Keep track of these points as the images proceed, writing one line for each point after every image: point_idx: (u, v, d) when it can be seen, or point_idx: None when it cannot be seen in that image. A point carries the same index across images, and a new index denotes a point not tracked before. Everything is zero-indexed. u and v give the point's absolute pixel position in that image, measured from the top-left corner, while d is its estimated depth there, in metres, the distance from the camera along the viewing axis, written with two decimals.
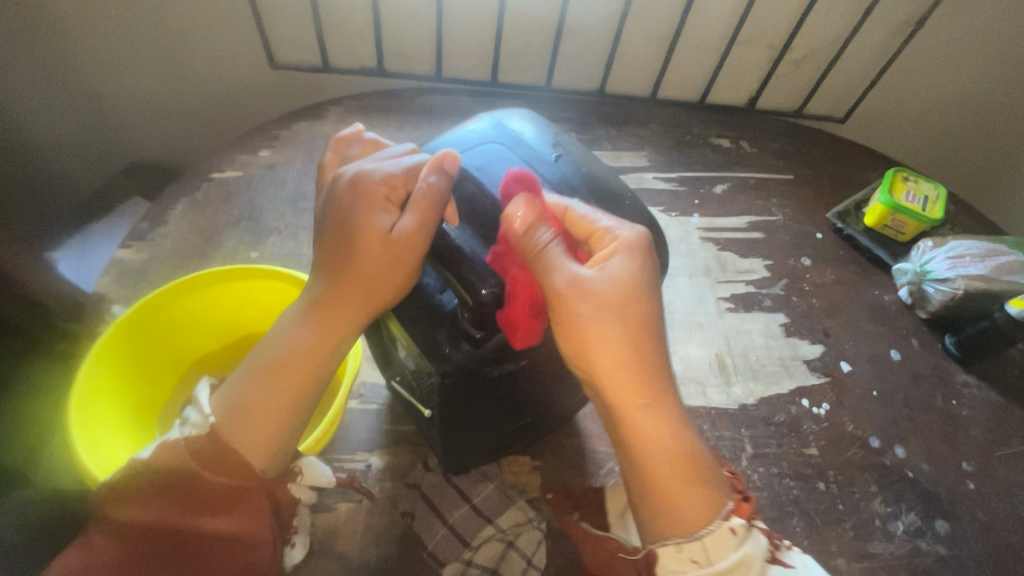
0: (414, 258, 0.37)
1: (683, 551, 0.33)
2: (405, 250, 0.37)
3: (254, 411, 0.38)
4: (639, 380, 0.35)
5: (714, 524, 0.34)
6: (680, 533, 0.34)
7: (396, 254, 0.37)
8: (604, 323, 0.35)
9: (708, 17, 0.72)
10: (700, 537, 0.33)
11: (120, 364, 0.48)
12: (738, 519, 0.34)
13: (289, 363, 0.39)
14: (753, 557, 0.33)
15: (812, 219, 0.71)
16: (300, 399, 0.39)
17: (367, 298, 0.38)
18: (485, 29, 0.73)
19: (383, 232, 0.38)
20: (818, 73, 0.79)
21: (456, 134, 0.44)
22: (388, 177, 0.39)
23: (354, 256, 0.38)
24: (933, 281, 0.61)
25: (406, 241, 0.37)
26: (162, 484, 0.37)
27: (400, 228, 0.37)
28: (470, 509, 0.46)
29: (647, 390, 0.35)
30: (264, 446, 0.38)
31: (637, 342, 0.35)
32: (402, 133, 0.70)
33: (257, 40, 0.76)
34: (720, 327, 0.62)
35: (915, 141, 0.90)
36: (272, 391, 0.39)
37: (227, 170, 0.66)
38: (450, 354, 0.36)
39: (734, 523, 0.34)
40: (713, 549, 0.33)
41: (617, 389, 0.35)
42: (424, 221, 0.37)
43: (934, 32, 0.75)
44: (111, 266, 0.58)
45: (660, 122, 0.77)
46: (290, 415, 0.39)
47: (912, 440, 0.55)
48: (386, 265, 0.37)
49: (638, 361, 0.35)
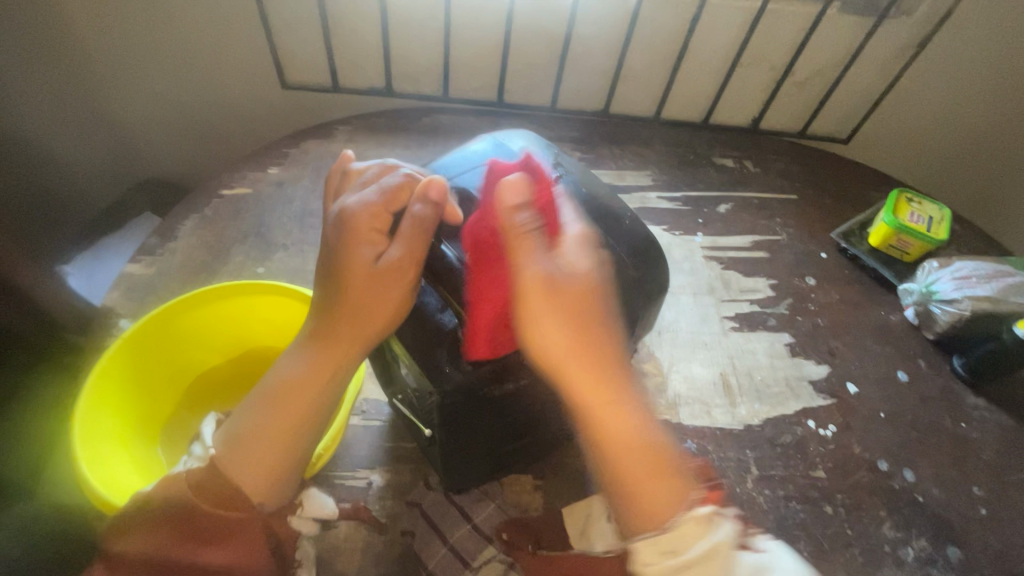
0: (405, 285, 0.38)
1: (658, 544, 0.34)
2: (400, 281, 0.37)
3: (255, 441, 0.38)
4: (593, 363, 0.36)
5: (677, 513, 0.35)
6: (654, 511, 0.35)
7: (388, 285, 0.37)
8: (565, 301, 0.35)
9: (711, 39, 0.73)
10: (668, 527, 0.34)
11: (122, 380, 0.48)
12: (705, 506, 0.35)
13: (287, 391, 0.39)
14: (726, 544, 0.34)
15: (816, 238, 0.71)
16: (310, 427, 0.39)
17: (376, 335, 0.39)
18: (491, 52, 0.75)
19: (371, 267, 0.37)
20: (821, 94, 0.79)
21: (455, 157, 0.45)
22: (369, 207, 0.38)
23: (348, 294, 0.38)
24: (939, 302, 0.61)
25: (396, 271, 0.37)
26: (160, 520, 0.37)
27: (387, 259, 0.37)
28: (471, 528, 0.47)
29: (606, 372, 0.36)
30: (262, 476, 0.38)
31: (594, 322, 0.36)
32: (408, 151, 0.72)
33: (269, 62, 0.78)
34: (725, 346, 0.61)
35: (917, 162, 0.90)
36: (272, 421, 0.38)
37: (237, 187, 0.67)
38: (450, 373, 0.36)
39: (701, 511, 0.35)
40: (683, 539, 0.34)
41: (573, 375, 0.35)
42: (411, 250, 0.37)
43: (936, 55, 0.76)
44: (120, 281, 0.59)
45: (664, 142, 0.78)
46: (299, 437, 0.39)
47: (922, 462, 0.55)
48: (375, 296, 0.37)
49: (599, 351, 0.36)
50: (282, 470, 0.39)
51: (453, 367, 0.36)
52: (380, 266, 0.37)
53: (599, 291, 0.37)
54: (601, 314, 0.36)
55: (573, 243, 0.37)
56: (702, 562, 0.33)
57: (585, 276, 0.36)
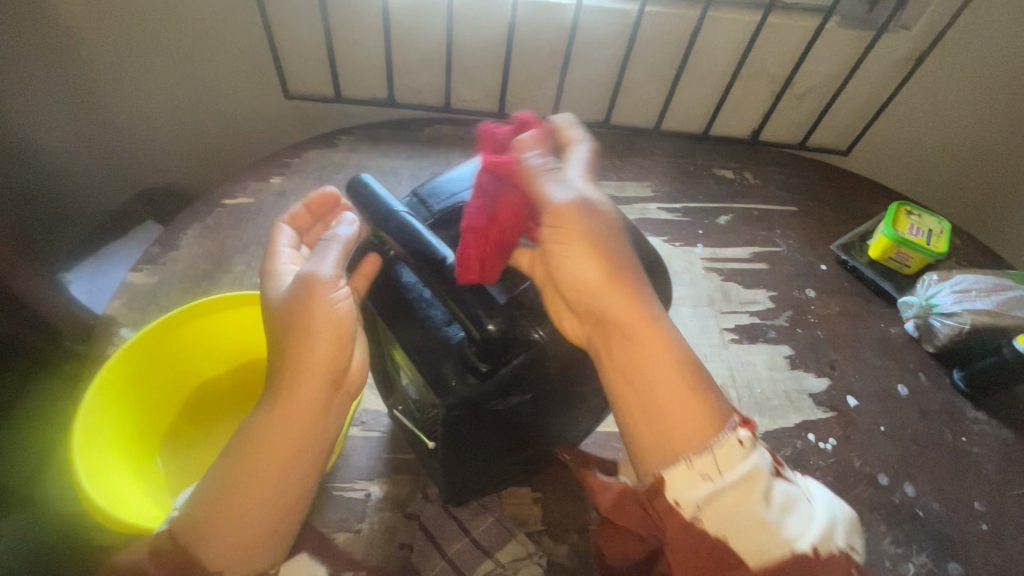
0: (321, 294, 0.40)
1: (698, 468, 0.36)
2: (318, 291, 0.40)
3: (218, 507, 0.38)
4: (623, 292, 0.39)
5: (719, 436, 0.36)
6: (682, 429, 0.36)
7: (308, 291, 0.40)
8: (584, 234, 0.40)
9: (711, 52, 0.73)
10: (708, 448, 0.36)
11: (124, 389, 0.48)
12: (745, 432, 0.37)
13: (251, 453, 0.38)
14: (762, 469, 0.36)
15: (816, 250, 0.71)
16: (316, 453, 0.40)
17: (322, 341, 0.40)
18: (493, 63, 0.75)
19: (288, 295, 0.41)
20: (820, 107, 0.80)
21: (465, 170, 0.46)
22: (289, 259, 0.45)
23: (276, 324, 0.41)
24: (939, 315, 0.61)
25: (310, 283, 0.40)
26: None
27: (301, 274, 0.41)
28: (469, 542, 0.46)
29: (630, 300, 0.39)
30: (225, 544, 0.38)
31: (613, 255, 0.40)
32: (410, 162, 0.73)
33: (273, 72, 0.78)
34: (724, 358, 0.61)
35: (916, 174, 0.91)
36: (234, 486, 0.38)
37: (239, 197, 0.68)
38: (456, 387, 0.36)
39: (742, 435, 0.36)
40: (723, 461, 0.35)
41: (610, 293, 0.39)
42: (322, 259, 0.42)
43: (935, 69, 0.77)
44: (122, 290, 0.59)
45: (664, 153, 0.79)
46: (301, 466, 0.39)
47: (922, 477, 0.54)
48: (298, 310, 0.40)
49: (628, 267, 0.40)
50: (248, 539, 0.38)
51: (460, 383, 0.36)
52: (296, 290, 0.40)
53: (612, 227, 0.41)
54: (618, 248, 0.41)
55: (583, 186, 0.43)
56: (739, 485, 0.35)
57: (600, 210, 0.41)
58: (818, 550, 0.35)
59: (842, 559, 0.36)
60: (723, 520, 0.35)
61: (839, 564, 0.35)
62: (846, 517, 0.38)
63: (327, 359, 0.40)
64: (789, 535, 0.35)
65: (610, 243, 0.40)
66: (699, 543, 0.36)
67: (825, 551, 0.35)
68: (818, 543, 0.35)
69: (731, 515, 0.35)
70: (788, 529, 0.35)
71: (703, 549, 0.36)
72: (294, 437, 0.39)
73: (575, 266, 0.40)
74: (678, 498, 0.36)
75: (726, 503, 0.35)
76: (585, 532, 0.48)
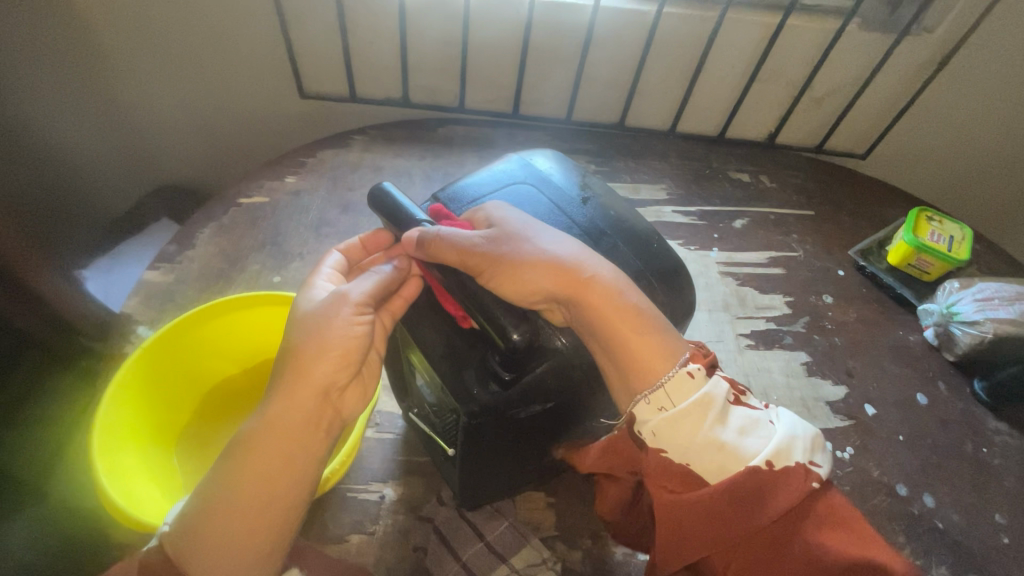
0: (346, 317, 0.39)
1: (651, 402, 0.37)
2: (343, 314, 0.39)
3: (212, 518, 0.35)
4: (590, 292, 0.38)
5: (670, 372, 0.37)
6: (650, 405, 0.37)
7: (338, 311, 0.39)
8: (508, 261, 0.38)
9: (729, 54, 0.73)
10: (660, 385, 0.37)
11: (141, 389, 0.48)
12: (695, 365, 0.37)
13: (249, 460, 0.36)
14: (713, 397, 0.36)
15: (833, 256, 0.70)
16: (300, 482, 0.36)
17: (325, 360, 0.38)
18: (508, 64, 0.75)
19: (312, 308, 0.40)
20: (839, 111, 0.79)
21: (487, 175, 0.48)
22: (330, 272, 0.45)
23: (289, 333, 0.40)
24: (961, 323, 0.60)
25: (339, 303, 0.40)
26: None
27: (338, 292, 0.41)
28: (482, 546, 0.46)
29: (587, 298, 0.38)
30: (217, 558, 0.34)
31: (551, 264, 0.39)
32: (424, 162, 0.73)
33: (290, 73, 0.79)
34: (741, 364, 0.61)
35: (936, 179, 0.90)
36: (230, 496, 0.35)
37: (255, 196, 0.68)
38: (478, 395, 0.36)
39: (691, 367, 0.37)
40: (674, 394, 0.36)
41: (558, 288, 0.38)
42: (360, 279, 0.41)
43: (958, 72, 0.75)
44: (139, 288, 0.59)
45: (679, 157, 0.79)
46: (284, 492, 0.36)
47: (942, 488, 0.53)
48: (323, 328, 0.39)
49: (556, 255, 0.40)
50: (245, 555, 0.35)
51: (483, 391, 0.36)
52: (320, 305, 0.40)
53: (530, 238, 0.40)
54: (552, 258, 0.39)
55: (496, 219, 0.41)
56: (689, 414, 0.35)
57: (516, 228, 0.41)
58: (775, 466, 0.34)
59: (804, 473, 0.34)
60: (678, 447, 0.35)
61: (798, 476, 0.34)
62: (814, 436, 0.36)
63: (327, 379, 0.38)
64: (744, 454, 0.34)
65: (546, 261, 0.39)
66: (661, 471, 0.36)
67: (782, 467, 0.34)
68: (774, 459, 0.34)
69: (685, 443, 0.35)
70: (745, 450, 0.35)
71: (665, 474, 0.36)
72: (277, 456, 0.36)
73: (521, 281, 0.38)
74: (637, 429, 0.37)
75: (679, 431, 0.35)
76: (600, 539, 0.47)
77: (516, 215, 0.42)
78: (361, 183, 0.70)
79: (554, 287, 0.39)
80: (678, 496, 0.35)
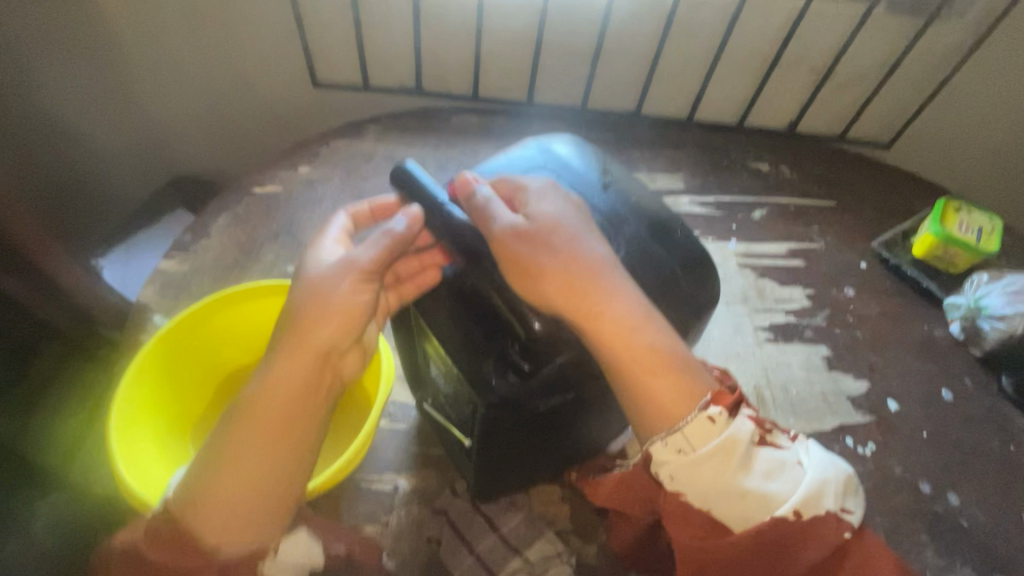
0: (348, 282, 0.39)
1: (669, 444, 0.36)
2: (347, 278, 0.39)
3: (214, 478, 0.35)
4: (603, 321, 0.36)
5: (692, 414, 0.36)
6: (660, 420, 0.37)
7: (342, 274, 0.39)
8: (524, 263, 0.37)
9: (750, 38, 0.70)
10: (681, 426, 0.36)
11: (157, 373, 0.48)
12: (717, 408, 0.36)
13: (249, 420, 0.36)
14: (736, 441, 0.35)
15: (855, 247, 0.69)
16: (301, 446, 0.37)
17: (326, 323, 0.38)
18: (523, 50, 0.74)
19: (318, 269, 0.40)
20: (864, 98, 0.76)
21: (506, 159, 0.47)
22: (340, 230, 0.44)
23: (293, 292, 0.40)
24: (989, 317, 0.58)
25: (344, 267, 0.39)
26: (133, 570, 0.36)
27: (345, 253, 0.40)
28: (497, 538, 0.46)
29: (595, 321, 0.37)
30: (219, 516, 0.35)
31: (565, 281, 0.37)
32: (437, 151, 0.72)
33: (303, 62, 0.78)
34: (759, 358, 0.60)
35: (963, 169, 0.87)
36: (232, 457, 0.36)
37: (268, 186, 0.68)
38: (496, 385, 0.35)
39: (713, 412, 0.36)
40: (695, 437, 0.36)
41: (567, 310, 0.37)
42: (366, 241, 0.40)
43: (991, 57, 0.72)
44: (155, 277, 0.60)
45: (697, 144, 0.76)
46: (285, 456, 0.36)
47: (967, 486, 0.52)
48: (324, 289, 0.39)
49: (572, 272, 0.38)
50: (246, 516, 0.36)
51: (500, 383, 0.35)
52: (326, 267, 0.39)
53: (557, 244, 0.38)
54: (572, 273, 0.37)
55: (537, 207, 0.40)
56: (711, 459, 0.35)
57: (548, 226, 0.39)
58: (802, 515, 0.35)
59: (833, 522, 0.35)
60: (698, 490, 0.35)
61: (829, 526, 0.35)
62: (844, 481, 0.37)
63: (326, 342, 0.38)
64: (768, 502, 0.35)
65: (565, 272, 0.37)
66: (682, 513, 0.37)
67: (810, 515, 0.35)
68: (802, 508, 0.35)
69: (706, 486, 0.35)
70: (767, 495, 0.35)
71: (685, 517, 0.37)
72: (276, 417, 0.36)
73: (533, 287, 0.37)
74: (656, 468, 0.37)
75: (700, 475, 0.35)
76: None
77: (559, 208, 0.40)
78: (374, 172, 0.70)
79: (565, 307, 0.37)
80: (700, 541, 0.36)
